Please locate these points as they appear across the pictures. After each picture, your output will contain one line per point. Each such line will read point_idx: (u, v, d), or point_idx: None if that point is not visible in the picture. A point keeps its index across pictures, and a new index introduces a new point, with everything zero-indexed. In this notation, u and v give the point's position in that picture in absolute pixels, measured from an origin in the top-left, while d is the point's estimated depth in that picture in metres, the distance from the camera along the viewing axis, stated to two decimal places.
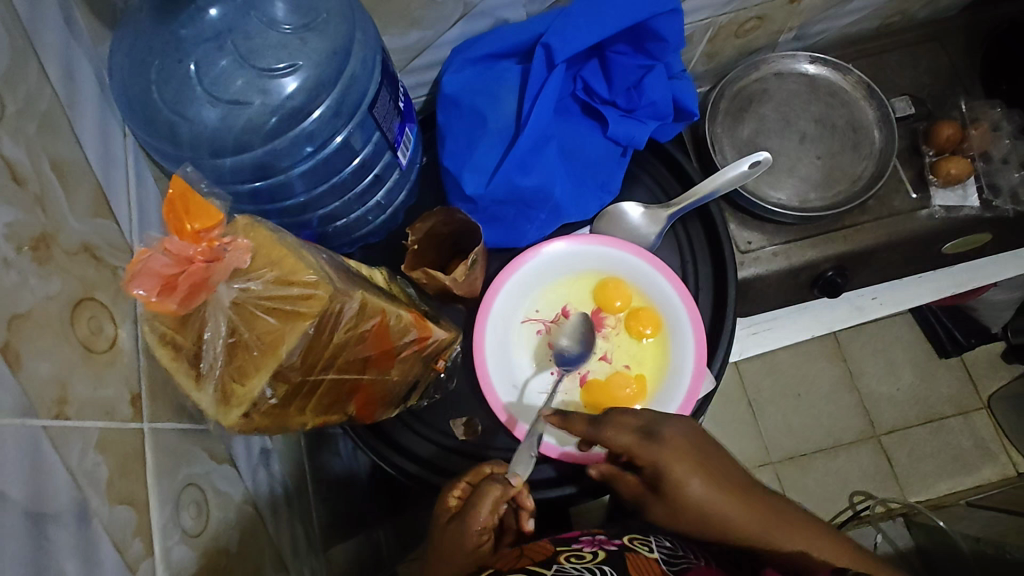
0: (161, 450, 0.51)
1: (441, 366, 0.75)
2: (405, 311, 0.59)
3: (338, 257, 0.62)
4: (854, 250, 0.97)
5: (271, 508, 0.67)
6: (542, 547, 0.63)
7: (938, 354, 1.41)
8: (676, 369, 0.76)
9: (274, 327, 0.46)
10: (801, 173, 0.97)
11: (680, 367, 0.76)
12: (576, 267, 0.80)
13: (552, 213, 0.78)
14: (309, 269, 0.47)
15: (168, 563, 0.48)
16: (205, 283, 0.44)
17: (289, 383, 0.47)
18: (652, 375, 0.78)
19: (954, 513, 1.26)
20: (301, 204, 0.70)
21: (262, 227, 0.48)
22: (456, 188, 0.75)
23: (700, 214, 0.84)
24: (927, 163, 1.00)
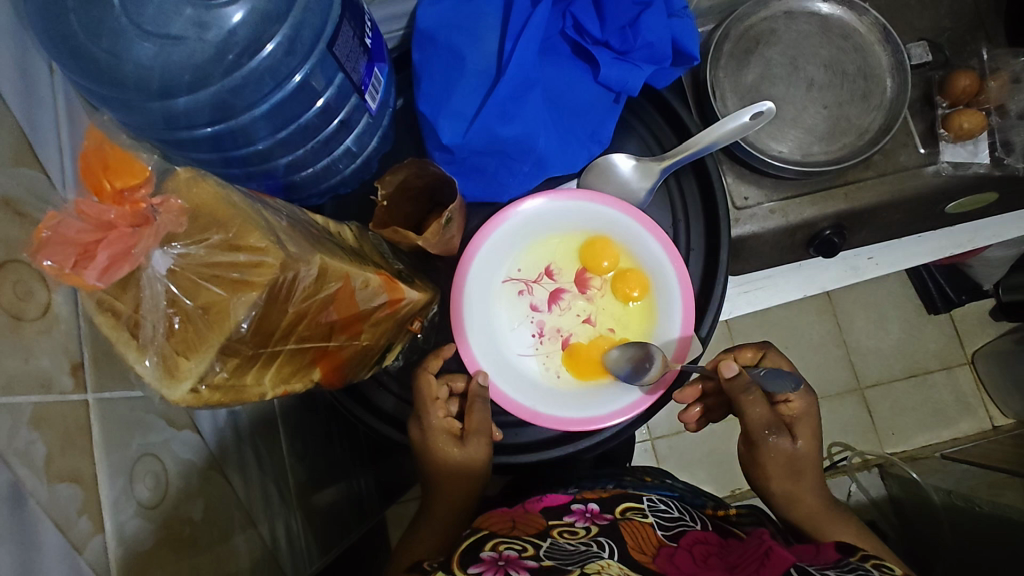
0: (110, 421, 0.48)
1: (418, 328, 0.71)
2: (373, 274, 0.55)
3: (300, 214, 0.57)
4: (854, 208, 0.92)
5: (240, 470, 0.66)
6: (535, 521, 0.68)
7: (927, 312, 1.40)
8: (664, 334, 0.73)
9: (219, 298, 0.42)
10: (805, 124, 0.91)
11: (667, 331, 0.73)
12: (562, 225, 0.75)
13: (535, 165, 0.72)
14: (258, 233, 0.43)
15: (122, 538, 0.46)
16: (131, 251, 0.40)
17: (240, 356, 0.44)
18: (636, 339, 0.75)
19: (930, 466, 1.28)
20: (263, 151, 0.64)
21: (206, 181, 0.43)
22: (433, 137, 0.69)
23: (695, 168, 0.79)
24: (939, 116, 0.94)
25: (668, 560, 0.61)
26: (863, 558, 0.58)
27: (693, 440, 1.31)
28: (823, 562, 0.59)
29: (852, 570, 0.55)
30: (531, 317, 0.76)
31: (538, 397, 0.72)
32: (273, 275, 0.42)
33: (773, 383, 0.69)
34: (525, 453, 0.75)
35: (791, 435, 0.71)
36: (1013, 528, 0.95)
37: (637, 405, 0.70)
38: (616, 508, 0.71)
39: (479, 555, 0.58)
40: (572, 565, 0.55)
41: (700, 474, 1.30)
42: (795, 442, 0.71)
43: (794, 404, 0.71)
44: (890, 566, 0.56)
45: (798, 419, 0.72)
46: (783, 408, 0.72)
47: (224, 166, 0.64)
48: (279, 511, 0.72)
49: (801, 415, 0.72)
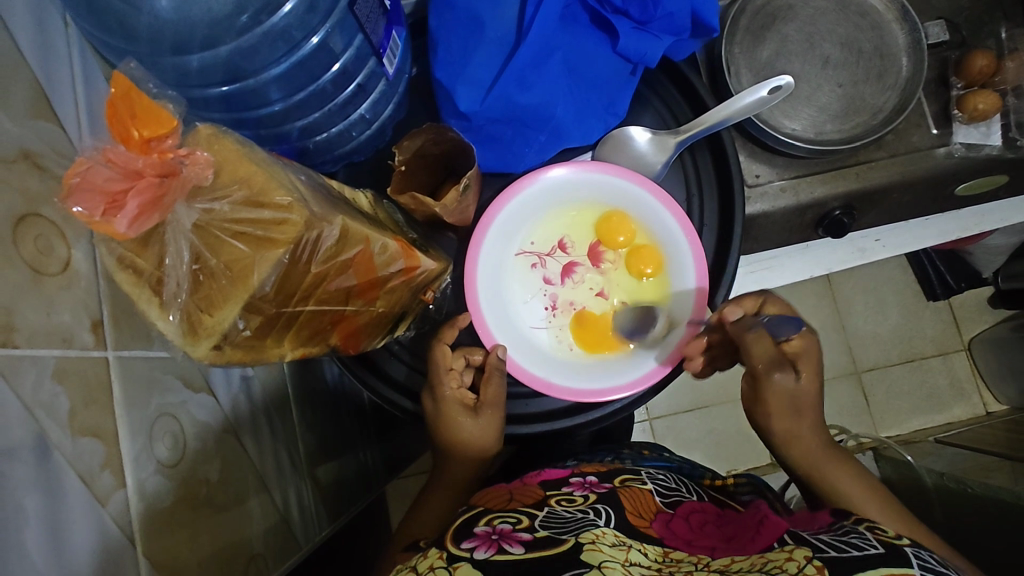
0: (129, 380, 0.48)
1: (430, 298, 0.71)
2: (391, 239, 0.55)
3: (318, 177, 0.57)
4: (865, 188, 0.92)
5: (253, 435, 0.66)
6: (534, 492, 0.68)
7: (927, 297, 1.41)
8: (677, 309, 0.73)
9: (243, 254, 0.41)
10: (819, 102, 0.91)
11: (680, 307, 0.73)
12: (578, 198, 0.75)
13: (552, 135, 0.71)
14: (282, 190, 0.42)
15: (143, 494, 0.46)
16: (162, 200, 0.39)
17: (262, 315, 0.44)
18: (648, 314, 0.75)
19: (924, 448, 1.29)
20: (278, 114, 0.63)
21: (228, 139, 0.43)
22: (449, 104, 0.68)
23: (710, 143, 0.79)
24: (954, 97, 0.93)
25: (664, 526, 0.63)
26: (857, 520, 0.59)
27: (693, 419, 1.32)
28: (817, 527, 0.60)
29: (846, 533, 0.55)
30: (544, 290, 0.76)
31: (551, 368, 0.72)
32: (297, 233, 0.42)
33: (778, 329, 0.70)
34: (538, 422, 0.75)
35: (794, 372, 0.69)
36: (1006, 507, 0.96)
37: (649, 377, 0.70)
38: (614, 478, 0.70)
39: (473, 531, 0.58)
40: (567, 534, 0.56)
41: (698, 453, 1.31)
42: (798, 378, 0.69)
43: (794, 340, 0.70)
44: (884, 528, 0.56)
45: (800, 355, 0.70)
46: (784, 345, 0.70)
47: (237, 129, 0.63)
48: (290, 477, 0.73)
49: (803, 352, 0.70)
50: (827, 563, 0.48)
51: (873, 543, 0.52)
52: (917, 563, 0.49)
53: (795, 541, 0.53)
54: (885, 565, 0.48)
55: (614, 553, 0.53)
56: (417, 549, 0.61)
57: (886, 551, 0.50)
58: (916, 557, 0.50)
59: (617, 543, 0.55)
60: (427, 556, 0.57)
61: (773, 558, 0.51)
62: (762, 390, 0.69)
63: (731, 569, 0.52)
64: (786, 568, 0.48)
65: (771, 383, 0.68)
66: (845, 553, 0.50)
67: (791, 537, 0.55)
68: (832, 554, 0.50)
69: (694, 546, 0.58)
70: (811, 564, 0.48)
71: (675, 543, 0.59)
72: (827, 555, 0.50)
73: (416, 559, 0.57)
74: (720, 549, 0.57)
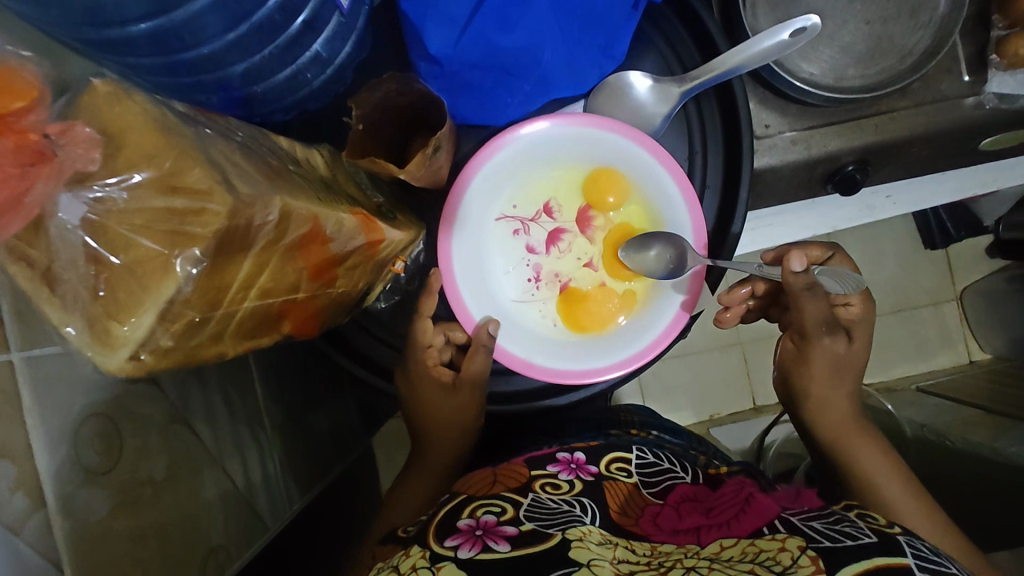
0: (45, 383, 0.41)
1: (400, 268, 0.64)
2: (348, 214, 0.48)
3: (259, 140, 0.49)
4: (883, 141, 0.83)
5: (208, 419, 0.60)
6: (518, 474, 0.64)
7: (925, 246, 1.34)
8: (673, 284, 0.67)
9: (154, 252, 0.34)
10: (841, 42, 0.80)
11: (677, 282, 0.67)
12: (568, 155, 0.67)
13: (538, 84, 0.61)
14: (200, 169, 0.35)
15: (69, 511, 0.42)
16: (22, 198, 0.31)
17: (185, 320, 0.37)
18: (640, 291, 0.69)
19: (905, 398, 1.27)
20: (212, 57, 0.50)
21: (129, 102, 0.35)
22: (418, 44, 0.55)
23: (719, 91, 0.69)
24: (993, 38, 0.81)
25: (650, 521, 0.59)
26: (847, 507, 0.55)
27: (678, 369, 1.29)
28: (806, 509, 0.56)
29: (839, 521, 0.51)
30: (527, 260, 0.69)
31: (531, 347, 0.67)
32: (220, 225, 0.35)
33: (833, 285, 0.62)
34: (540, 398, 0.70)
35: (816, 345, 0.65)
36: (985, 465, 0.96)
37: (639, 358, 0.66)
38: (603, 459, 0.68)
39: (455, 526, 0.54)
40: (553, 528, 0.53)
41: (682, 400, 1.29)
42: (828, 355, 0.66)
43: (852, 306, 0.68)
44: (876, 515, 0.52)
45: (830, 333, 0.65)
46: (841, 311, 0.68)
47: (168, 76, 0.50)
48: (252, 451, 0.68)
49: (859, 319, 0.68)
50: (822, 552, 0.45)
51: (867, 532, 0.48)
52: (911, 551, 0.45)
53: (787, 528, 0.50)
54: (883, 555, 0.44)
55: (602, 551, 0.50)
56: (399, 541, 0.57)
57: (880, 540, 0.47)
58: (909, 547, 0.46)
59: (604, 541, 0.52)
60: (408, 554, 0.52)
61: (766, 547, 0.47)
62: (807, 350, 0.68)
63: (721, 557, 0.48)
64: (780, 559, 0.45)
65: (817, 345, 0.67)
66: (839, 544, 0.46)
67: (782, 523, 0.52)
68: (827, 545, 0.46)
69: (679, 534, 0.55)
70: (805, 555, 0.45)
71: (661, 537, 0.56)
72: (821, 546, 0.46)
73: (397, 557, 0.52)
74: (705, 531, 0.54)
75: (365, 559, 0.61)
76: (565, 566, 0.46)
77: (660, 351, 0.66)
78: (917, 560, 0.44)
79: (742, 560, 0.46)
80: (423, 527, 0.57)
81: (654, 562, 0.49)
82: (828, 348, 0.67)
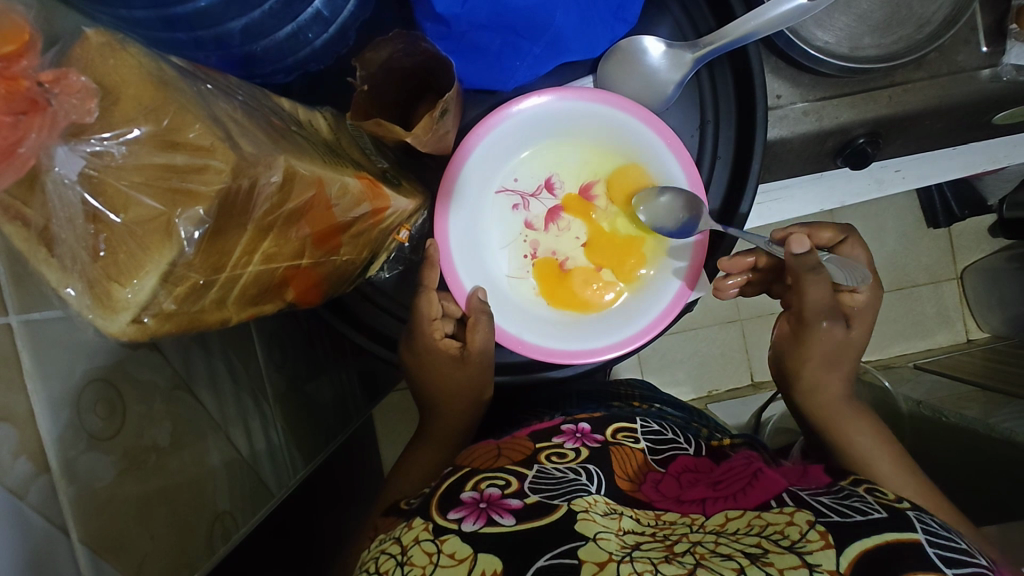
0: (42, 347, 0.40)
1: (404, 237, 0.63)
2: (352, 177, 0.46)
3: (258, 99, 0.47)
4: (896, 113, 0.81)
5: (211, 387, 0.60)
6: (523, 447, 0.64)
7: (927, 224, 1.33)
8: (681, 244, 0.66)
9: (155, 212, 0.33)
10: (859, 9, 0.77)
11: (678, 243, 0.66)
12: (572, 130, 0.66)
13: (548, 47, 0.59)
14: (202, 125, 0.34)
15: (74, 476, 0.41)
16: (16, 148, 0.30)
17: (189, 283, 0.36)
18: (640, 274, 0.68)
19: (902, 375, 1.28)
20: (211, 11, 0.48)
21: (125, 53, 0.34)
22: (423, 3, 0.52)
23: (733, 59, 0.67)
24: (1013, 7, 0.79)
25: (653, 488, 0.59)
26: (855, 482, 0.54)
27: (677, 342, 1.29)
28: (814, 486, 0.55)
29: (847, 496, 0.51)
30: (525, 236, 0.68)
31: (525, 324, 0.67)
32: (222, 183, 0.34)
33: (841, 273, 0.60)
34: (546, 369, 0.70)
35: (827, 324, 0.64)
36: (977, 439, 0.95)
37: (629, 342, 0.65)
38: (608, 428, 0.68)
39: (459, 498, 0.54)
40: (558, 499, 0.53)
41: (680, 374, 1.30)
42: (840, 331, 0.65)
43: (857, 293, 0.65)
44: (885, 491, 0.52)
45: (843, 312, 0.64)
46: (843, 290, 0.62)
47: (166, 31, 0.48)
48: (255, 418, 0.68)
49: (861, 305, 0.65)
50: (831, 527, 0.45)
51: (875, 507, 0.48)
52: (921, 526, 0.45)
53: (795, 502, 0.50)
54: (894, 531, 0.44)
55: (607, 522, 0.50)
56: (401, 513, 0.57)
57: (889, 515, 0.46)
58: (920, 522, 0.46)
59: (609, 512, 0.52)
60: (410, 526, 0.51)
61: (774, 520, 0.47)
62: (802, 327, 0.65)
63: (727, 530, 0.48)
64: (788, 534, 0.45)
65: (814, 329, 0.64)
66: (851, 519, 0.46)
67: (789, 497, 0.52)
68: (836, 520, 0.46)
69: (684, 503, 0.55)
70: (814, 530, 0.45)
71: (665, 505, 0.56)
72: (830, 520, 0.46)
73: (399, 529, 0.52)
74: (710, 502, 0.54)
75: (367, 534, 0.60)
76: (572, 540, 0.46)
77: (652, 336, 0.66)
78: (929, 535, 0.44)
79: (748, 534, 0.47)
80: (426, 499, 0.57)
81: (659, 533, 0.50)
82: (832, 324, 0.65)
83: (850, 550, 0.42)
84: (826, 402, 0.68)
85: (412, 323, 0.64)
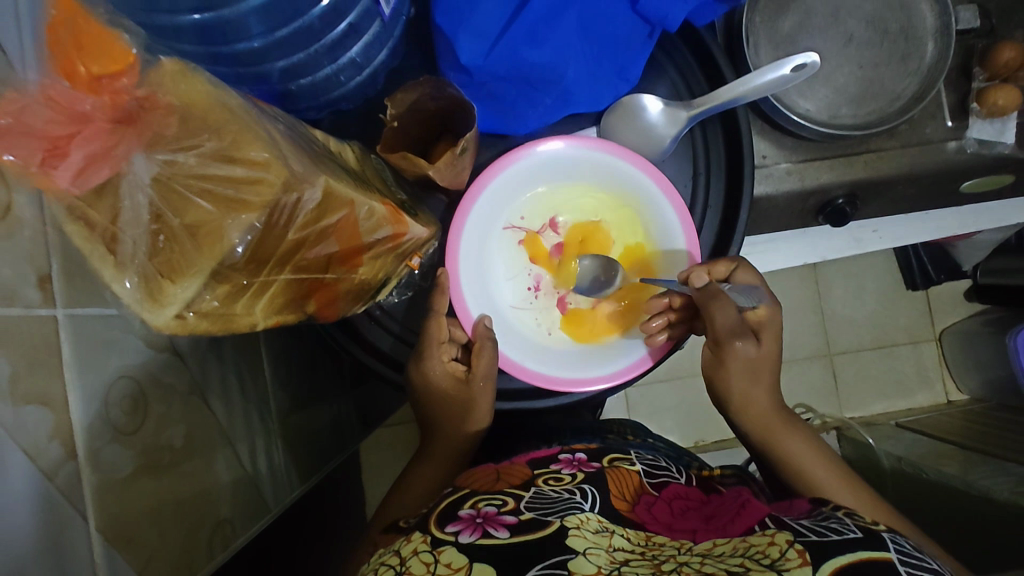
0: (81, 341, 0.43)
1: (416, 263, 0.67)
2: (379, 203, 0.50)
3: (298, 128, 0.51)
4: (872, 178, 0.88)
5: (220, 396, 0.62)
6: (521, 472, 0.66)
7: (906, 286, 1.39)
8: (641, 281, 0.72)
9: (209, 215, 0.37)
10: (836, 83, 0.85)
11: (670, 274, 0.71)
12: (576, 175, 0.71)
13: (558, 99, 0.66)
14: (258, 144, 0.38)
15: (96, 465, 0.43)
16: (112, 152, 0.35)
17: (230, 284, 0.40)
18: (635, 310, 0.73)
19: (884, 431, 1.30)
20: (258, 51, 0.53)
21: (196, 78, 0.38)
22: (448, 55, 0.58)
23: (723, 119, 0.74)
24: (974, 89, 0.88)
25: (646, 510, 0.61)
26: (836, 507, 0.57)
27: (665, 390, 1.32)
28: (798, 513, 0.58)
29: (827, 519, 0.54)
30: (530, 269, 0.73)
31: (527, 353, 0.70)
32: (273, 195, 0.38)
33: (742, 298, 0.66)
34: (543, 398, 0.73)
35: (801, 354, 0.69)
36: (958, 495, 0.98)
37: (624, 373, 0.69)
38: (603, 458, 0.70)
39: (457, 514, 0.55)
40: (552, 516, 0.54)
41: (668, 423, 1.32)
42: None
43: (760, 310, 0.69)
44: (863, 515, 0.55)
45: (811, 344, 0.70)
46: (750, 313, 0.69)
47: (214, 65, 0.54)
48: (259, 432, 0.70)
49: (766, 321, 0.69)
50: (810, 546, 0.47)
51: (852, 528, 0.51)
52: (894, 546, 0.48)
53: (777, 525, 0.53)
54: (866, 550, 0.47)
55: (598, 540, 0.52)
56: (400, 529, 0.58)
57: (864, 535, 0.50)
58: (892, 543, 0.49)
59: (601, 530, 0.54)
60: (409, 539, 0.53)
61: (756, 542, 0.50)
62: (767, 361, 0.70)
63: (714, 552, 0.50)
64: (769, 553, 0.47)
65: (732, 351, 0.68)
66: (826, 538, 0.49)
67: (772, 521, 0.54)
68: (815, 539, 0.49)
69: (675, 530, 0.57)
70: (793, 548, 0.47)
71: (656, 527, 0.58)
72: (809, 539, 0.49)
73: (398, 542, 0.54)
74: (701, 532, 0.56)
75: (364, 549, 0.61)
76: (561, 554, 0.48)
77: (645, 370, 0.70)
78: (902, 555, 0.47)
79: (733, 555, 0.49)
80: (424, 516, 0.58)
81: (649, 553, 0.52)
82: None
83: (826, 567, 0.44)
84: (808, 441, 0.71)
85: (420, 347, 0.67)
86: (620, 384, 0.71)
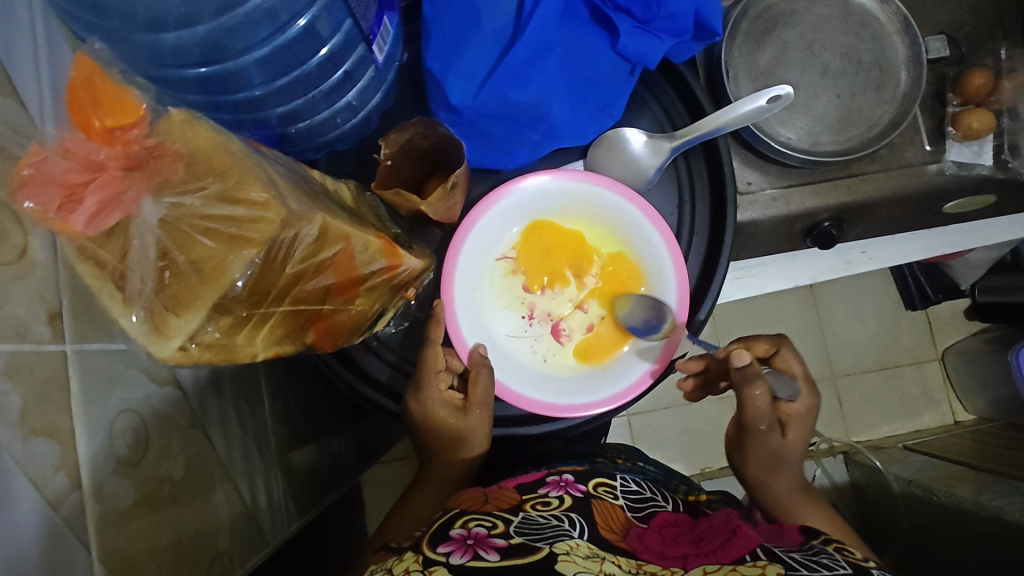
0: (87, 374, 0.45)
1: (412, 294, 0.69)
2: (373, 236, 0.52)
3: (296, 168, 0.54)
4: (856, 201, 0.90)
5: (220, 427, 0.64)
6: (510, 496, 0.67)
7: (904, 306, 1.40)
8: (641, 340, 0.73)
9: (212, 252, 0.39)
10: (816, 111, 0.88)
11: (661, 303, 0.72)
12: (566, 205, 0.73)
13: (545, 133, 0.69)
14: (258, 185, 0.40)
15: (100, 496, 0.45)
16: (121, 197, 0.38)
17: (233, 315, 0.42)
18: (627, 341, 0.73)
19: (892, 455, 1.29)
20: (258, 99, 0.57)
21: (200, 126, 0.41)
22: (439, 96, 0.64)
23: (705, 149, 0.77)
24: (949, 113, 0.91)
25: (637, 539, 0.62)
26: (826, 541, 0.58)
27: (667, 419, 1.32)
28: (788, 544, 0.59)
29: (818, 553, 0.54)
30: (524, 299, 0.74)
31: (524, 380, 0.72)
32: (273, 232, 0.40)
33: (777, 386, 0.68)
34: (540, 424, 0.74)
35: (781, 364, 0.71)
36: (969, 517, 0.97)
37: (620, 396, 0.70)
38: (590, 482, 0.71)
39: (448, 535, 0.56)
40: (541, 542, 0.55)
41: (671, 452, 1.31)
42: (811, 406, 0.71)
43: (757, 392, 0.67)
44: (852, 550, 0.56)
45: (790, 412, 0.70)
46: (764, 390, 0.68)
47: (216, 111, 0.58)
48: (259, 467, 0.70)
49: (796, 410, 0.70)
50: None
51: (842, 563, 0.52)
52: None
53: (768, 556, 0.53)
54: None
55: (588, 564, 0.52)
56: (392, 549, 0.59)
57: (854, 569, 0.50)
58: None
59: (591, 555, 0.54)
60: (401, 559, 0.53)
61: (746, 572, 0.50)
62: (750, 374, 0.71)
63: None
64: None
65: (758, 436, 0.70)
66: (817, 573, 0.49)
67: (763, 552, 0.54)
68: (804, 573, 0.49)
69: (666, 558, 0.57)
70: None
71: (648, 556, 0.58)
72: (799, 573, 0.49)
73: (391, 560, 0.54)
74: (692, 557, 0.56)
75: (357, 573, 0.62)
76: None
77: (638, 394, 0.71)
78: None
79: None
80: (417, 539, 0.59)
81: None
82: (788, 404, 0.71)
83: None
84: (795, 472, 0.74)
85: (417, 375, 0.69)
86: (616, 409, 0.72)
